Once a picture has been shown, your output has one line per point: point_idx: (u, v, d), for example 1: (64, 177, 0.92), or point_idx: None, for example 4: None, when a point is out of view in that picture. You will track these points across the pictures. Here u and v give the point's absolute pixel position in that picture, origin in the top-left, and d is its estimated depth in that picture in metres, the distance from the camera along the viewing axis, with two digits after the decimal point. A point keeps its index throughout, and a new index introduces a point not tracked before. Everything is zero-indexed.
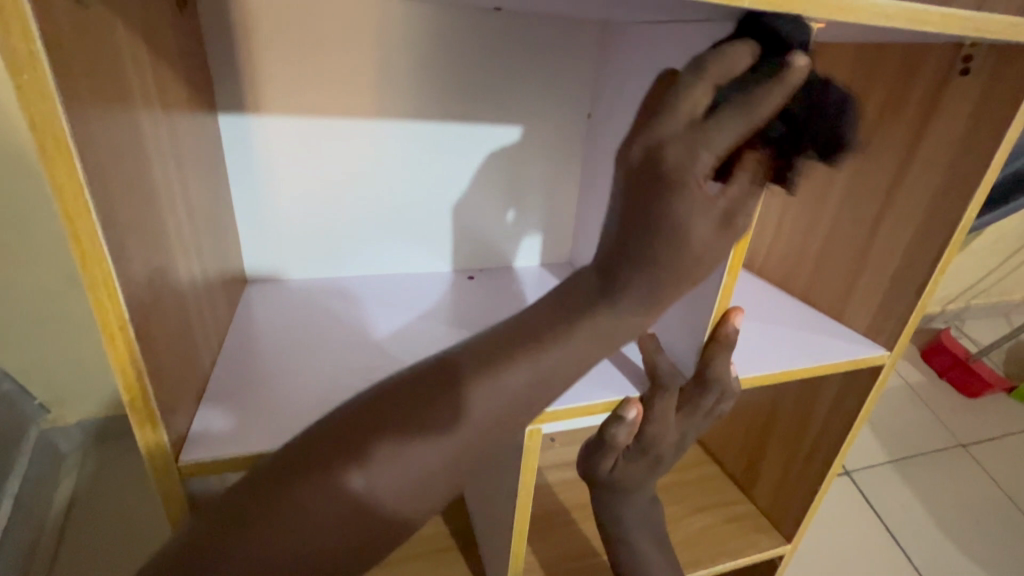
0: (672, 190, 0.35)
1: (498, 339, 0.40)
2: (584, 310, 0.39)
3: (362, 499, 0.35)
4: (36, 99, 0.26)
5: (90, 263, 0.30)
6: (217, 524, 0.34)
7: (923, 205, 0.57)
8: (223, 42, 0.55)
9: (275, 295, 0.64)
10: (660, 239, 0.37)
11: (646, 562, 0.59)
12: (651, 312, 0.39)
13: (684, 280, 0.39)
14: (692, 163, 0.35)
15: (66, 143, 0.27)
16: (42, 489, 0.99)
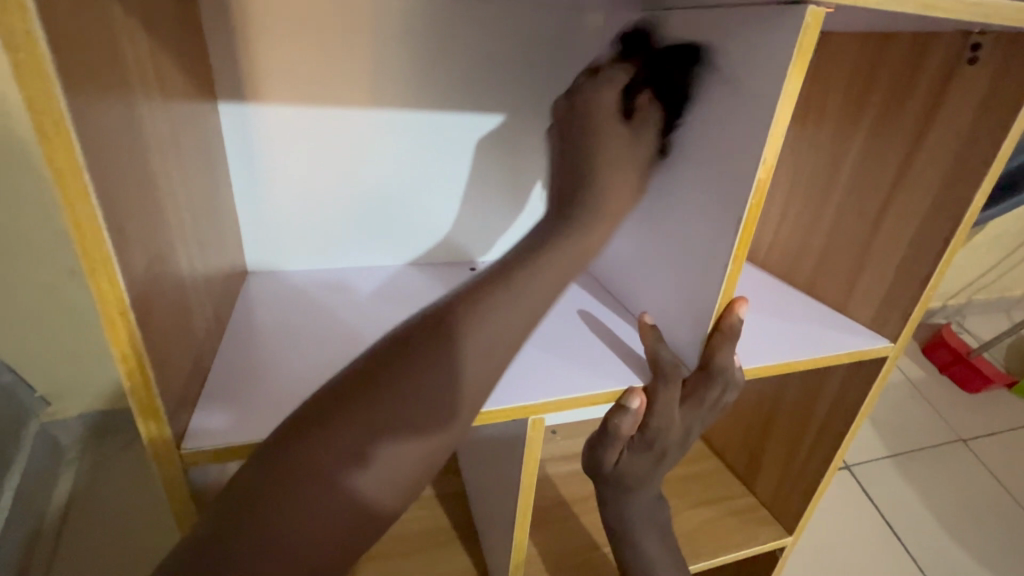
0: (582, 123, 0.49)
1: (475, 295, 0.42)
2: (549, 228, 0.46)
3: (363, 464, 0.36)
4: (34, 80, 0.25)
5: (90, 249, 0.30)
6: (225, 505, 0.33)
7: (928, 196, 0.56)
8: (223, 30, 0.54)
9: (276, 287, 0.64)
10: (581, 150, 0.48)
11: (648, 554, 0.59)
12: (599, 217, 0.46)
13: (615, 188, 0.48)
14: (594, 106, 0.49)
15: (66, 127, 0.27)
16: (42, 482, 0.99)
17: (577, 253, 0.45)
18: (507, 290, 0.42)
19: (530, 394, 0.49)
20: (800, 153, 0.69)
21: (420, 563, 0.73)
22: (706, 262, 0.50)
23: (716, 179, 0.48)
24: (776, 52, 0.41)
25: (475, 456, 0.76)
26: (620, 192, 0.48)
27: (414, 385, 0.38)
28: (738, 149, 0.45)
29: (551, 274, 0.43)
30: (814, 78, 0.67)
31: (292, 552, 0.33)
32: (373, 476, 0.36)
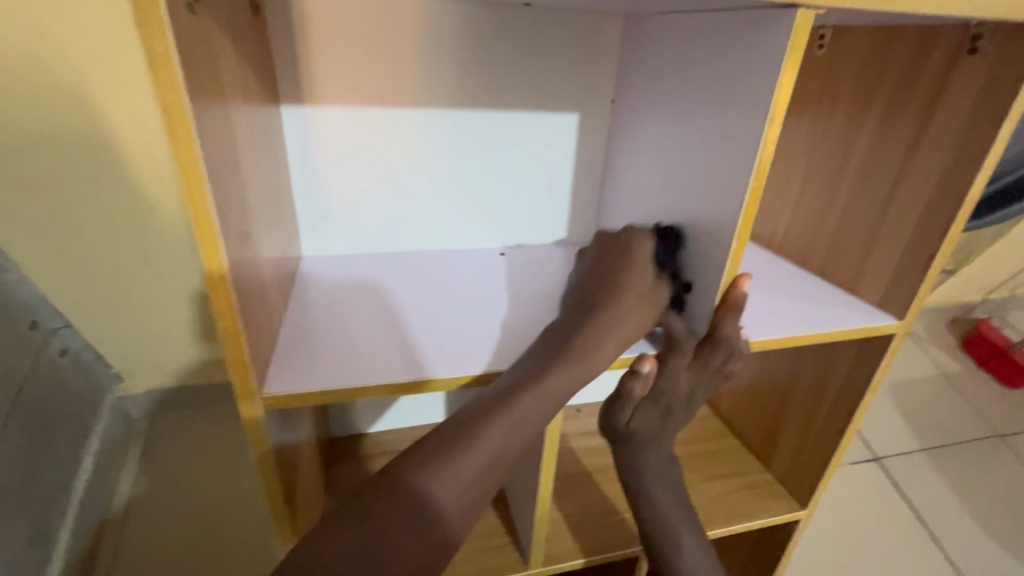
0: (619, 248, 0.59)
1: (527, 365, 0.53)
2: (538, 359, 0.53)
3: (448, 498, 0.46)
4: (168, 88, 0.33)
5: (202, 221, 0.38)
6: (351, 518, 0.44)
7: (932, 180, 0.60)
8: (286, 43, 0.62)
9: (328, 270, 0.72)
10: (604, 268, 0.58)
11: (664, 511, 0.65)
12: (607, 343, 0.54)
13: (629, 319, 0.55)
14: (629, 240, 0.60)
15: (189, 123, 0.35)
16: (119, 448, 1.11)
17: (570, 380, 0.52)
18: (535, 392, 0.50)
19: None
20: (813, 141, 0.73)
21: None
22: (712, 240, 0.56)
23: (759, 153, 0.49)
24: (773, 49, 0.46)
25: None
26: (631, 313, 0.55)
27: (467, 442, 0.48)
28: (741, 138, 0.51)
29: (552, 385, 0.51)
30: (827, 72, 0.70)
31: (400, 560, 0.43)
32: (453, 504, 0.46)
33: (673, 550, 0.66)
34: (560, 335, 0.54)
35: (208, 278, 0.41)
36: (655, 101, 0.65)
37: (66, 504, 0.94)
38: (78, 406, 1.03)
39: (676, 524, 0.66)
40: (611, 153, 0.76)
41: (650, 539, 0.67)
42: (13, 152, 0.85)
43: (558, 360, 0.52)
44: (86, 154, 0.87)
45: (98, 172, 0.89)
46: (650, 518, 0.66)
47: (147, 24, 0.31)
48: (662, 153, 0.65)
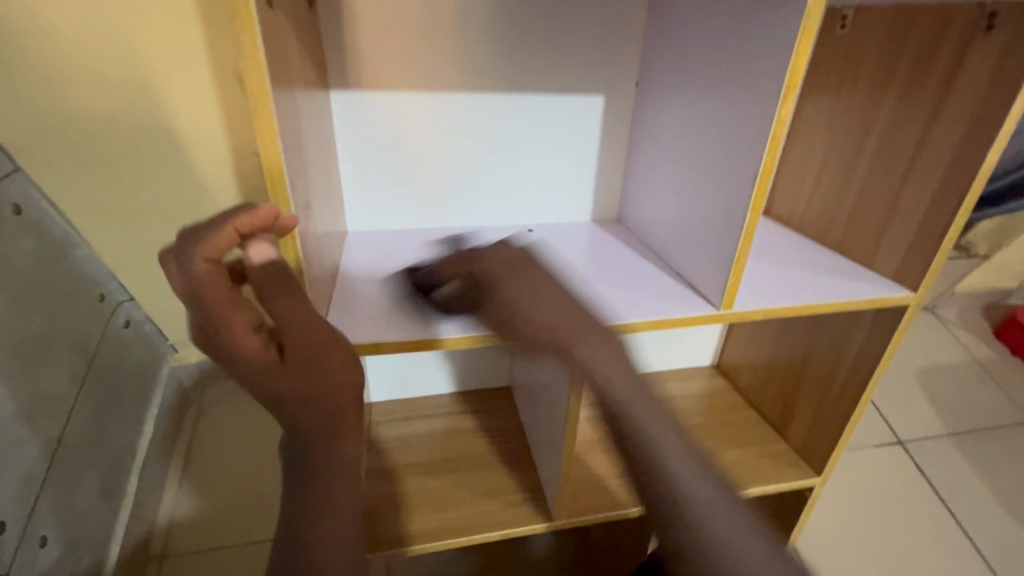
0: (192, 272, 0.42)
1: (294, 368, 0.46)
2: (282, 380, 0.46)
3: (328, 450, 0.50)
4: (255, 75, 0.40)
5: (277, 186, 0.46)
6: (286, 520, 0.50)
7: (948, 155, 0.62)
8: (336, 34, 0.68)
9: (371, 242, 0.79)
10: (217, 307, 0.43)
11: (667, 463, 0.57)
12: (291, 351, 0.45)
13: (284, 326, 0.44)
14: (222, 247, 0.43)
15: (269, 105, 0.42)
16: (175, 413, 1.20)
17: (327, 386, 0.47)
18: (315, 390, 0.47)
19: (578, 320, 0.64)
20: (833, 120, 0.75)
21: (487, 478, 0.85)
22: (731, 211, 0.60)
23: (778, 123, 0.53)
24: (788, 31, 0.50)
25: (531, 394, 0.88)
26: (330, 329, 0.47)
27: (302, 425, 0.48)
28: (758, 112, 0.55)
29: (331, 377, 0.47)
30: (848, 52, 0.72)
31: (331, 521, 0.50)
32: (335, 450, 0.50)
33: (691, 519, 0.55)
34: (294, 363, 0.46)
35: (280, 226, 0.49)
36: (678, 81, 0.69)
37: (130, 461, 1.03)
38: (137, 373, 1.10)
39: (685, 481, 0.57)
40: (635, 134, 0.80)
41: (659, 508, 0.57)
42: (76, 134, 0.88)
43: (313, 379, 0.46)
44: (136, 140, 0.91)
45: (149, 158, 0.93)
46: (659, 479, 0.57)
47: (239, 15, 0.38)
48: (684, 134, 0.69)
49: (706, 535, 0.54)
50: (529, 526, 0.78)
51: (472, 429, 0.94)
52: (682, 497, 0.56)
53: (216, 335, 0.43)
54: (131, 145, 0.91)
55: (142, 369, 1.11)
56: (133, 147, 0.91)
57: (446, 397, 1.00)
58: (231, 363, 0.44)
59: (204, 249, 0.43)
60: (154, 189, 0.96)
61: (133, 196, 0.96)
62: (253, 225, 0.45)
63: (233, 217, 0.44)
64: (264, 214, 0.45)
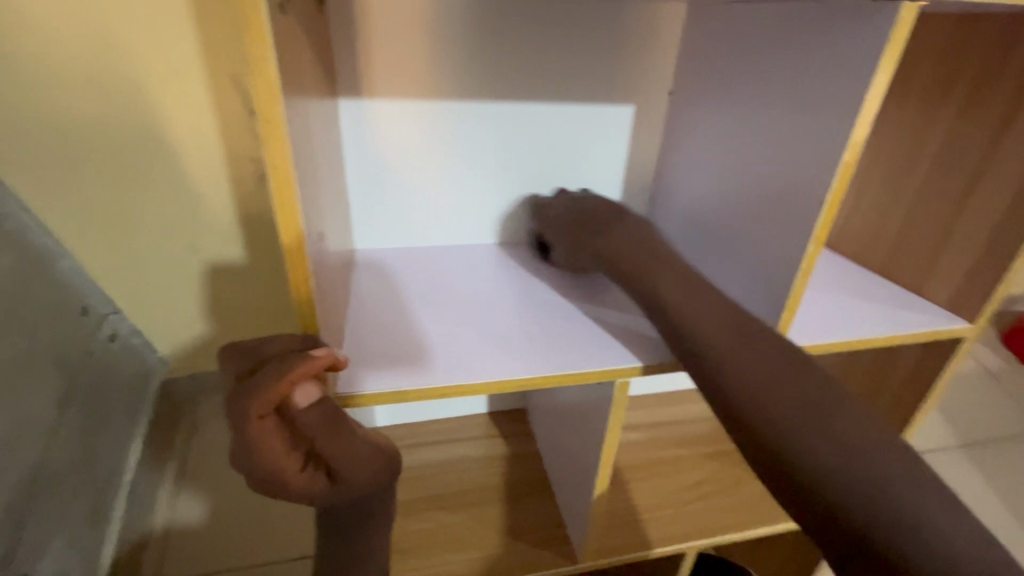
0: (246, 430, 0.38)
1: (310, 490, 0.42)
2: (304, 496, 0.43)
3: (368, 537, 0.50)
4: (267, 96, 0.34)
5: (288, 226, 0.39)
6: None
7: (1016, 177, 0.58)
8: (346, 35, 0.61)
9: (382, 263, 0.72)
10: (273, 460, 0.39)
11: (771, 392, 0.46)
12: (307, 475, 0.42)
13: (291, 461, 0.40)
14: (274, 401, 0.39)
15: (281, 130, 0.36)
16: (164, 435, 0.99)
17: (358, 489, 0.45)
18: (344, 496, 0.45)
19: (619, 359, 0.57)
20: (878, 136, 0.71)
21: (503, 514, 0.80)
22: (786, 242, 0.54)
23: (850, 147, 0.46)
24: (865, 44, 0.44)
25: (550, 421, 0.83)
26: (357, 455, 0.44)
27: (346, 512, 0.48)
28: (822, 136, 0.49)
29: (360, 484, 0.45)
30: (900, 64, 0.67)
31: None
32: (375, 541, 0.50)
33: (829, 459, 0.42)
34: (313, 484, 0.42)
35: (289, 268, 0.41)
36: (717, 91, 0.64)
37: (117, 483, 0.85)
38: (122, 392, 0.89)
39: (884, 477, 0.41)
40: (666, 148, 0.74)
41: (782, 453, 0.44)
42: (48, 126, 0.74)
43: (334, 495, 0.44)
44: (120, 133, 0.76)
45: (136, 152, 0.78)
46: (766, 418, 0.46)
47: (248, 25, 0.32)
48: (723, 148, 0.64)
49: (824, 467, 0.42)
50: (553, 569, 0.72)
51: (485, 458, 0.88)
52: (803, 435, 0.44)
53: (268, 481, 0.40)
54: (112, 137, 0.76)
55: (125, 386, 0.90)
56: (115, 139, 0.76)
57: (456, 422, 0.94)
58: (282, 495, 0.42)
59: (256, 405, 0.38)
60: (142, 187, 0.81)
61: (118, 194, 0.81)
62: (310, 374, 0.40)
63: (289, 367, 0.39)
64: (322, 365, 0.40)
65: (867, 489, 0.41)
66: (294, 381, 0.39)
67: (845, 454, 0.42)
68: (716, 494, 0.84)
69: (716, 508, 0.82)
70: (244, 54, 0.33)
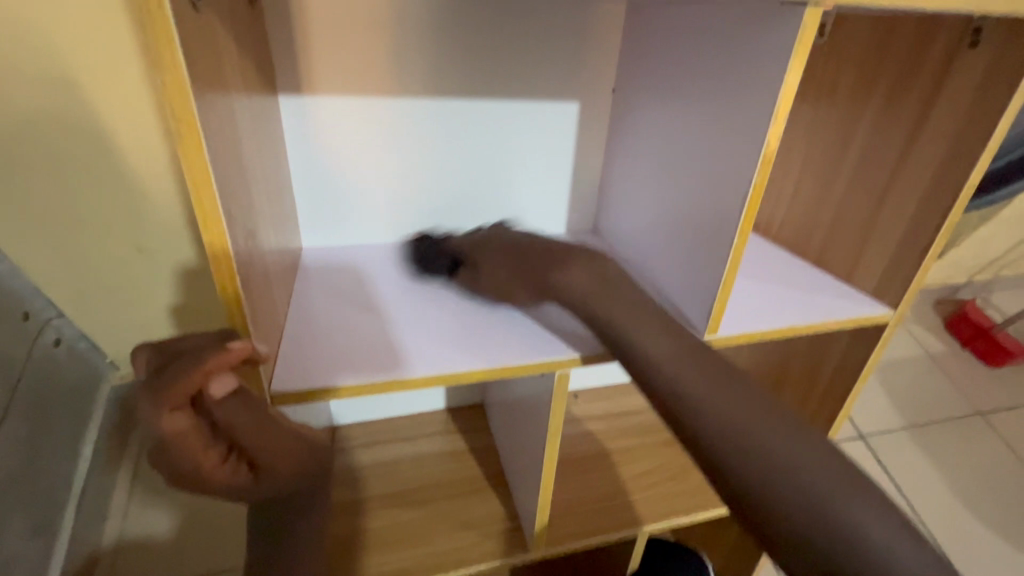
0: (162, 423, 0.37)
1: (237, 483, 0.42)
2: (230, 489, 0.42)
3: (304, 523, 0.50)
4: (177, 94, 0.34)
5: (210, 225, 0.39)
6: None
7: (929, 171, 0.61)
8: (284, 31, 0.61)
9: (328, 262, 0.72)
10: (192, 454, 0.38)
11: (712, 406, 0.46)
12: (231, 467, 0.41)
13: (213, 453, 0.40)
14: (192, 392, 0.38)
15: (197, 127, 0.35)
16: (117, 440, 0.90)
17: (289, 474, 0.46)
18: (275, 485, 0.45)
19: (558, 350, 0.59)
20: (811, 132, 0.74)
21: (459, 507, 0.81)
22: (716, 235, 0.57)
23: (767, 145, 0.50)
24: (780, 46, 0.47)
25: (504, 415, 0.84)
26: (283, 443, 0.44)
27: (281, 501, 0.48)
28: (745, 132, 0.52)
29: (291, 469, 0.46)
30: (828, 60, 0.70)
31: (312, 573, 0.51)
32: (311, 525, 0.51)
33: (753, 470, 0.43)
34: (242, 476, 0.42)
35: (213, 263, 0.40)
36: (653, 89, 0.66)
37: (63, 493, 0.79)
38: (71, 403, 0.82)
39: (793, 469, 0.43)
40: (611, 145, 0.76)
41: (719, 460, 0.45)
42: None
43: (263, 484, 0.44)
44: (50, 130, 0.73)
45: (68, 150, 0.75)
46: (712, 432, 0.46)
47: (154, 22, 0.32)
48: (660, 145, 0.66)
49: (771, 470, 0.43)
50: (508, 558, 0.74)
51: (442, 452, 0.89)
52: (718, 425, 0.46)
53: (189, 475, 0.40)
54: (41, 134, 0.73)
55: (67, 391, 0.82)
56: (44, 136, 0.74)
57: (413, 419, 0.94)
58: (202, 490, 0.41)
59: (171, 398, 0.37)
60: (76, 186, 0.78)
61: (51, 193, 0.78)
62: (229, 363, 0.40)
63: (205, 357, 0.39)
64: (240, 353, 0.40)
65: (796, 480, 0.42)
66: (212, 372, 0.39)
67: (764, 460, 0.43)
68: (666, 483, 0.86)
69: (666, 497, 0.84)
70: (153, 52, 0.33)
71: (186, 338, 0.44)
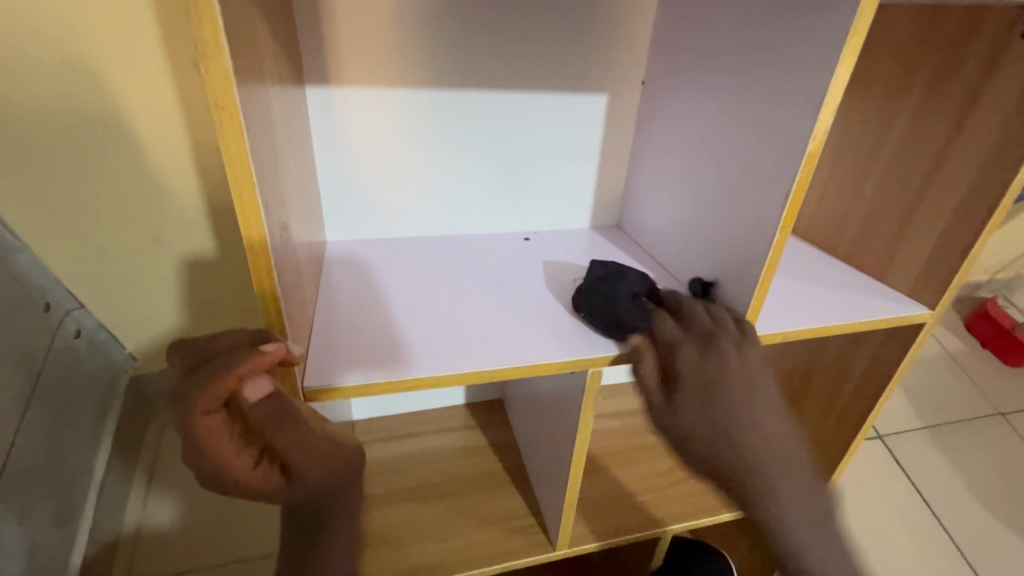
0: (192, 424, 0.37)
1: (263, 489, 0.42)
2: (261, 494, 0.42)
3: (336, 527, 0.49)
4: (219, 84, 0.33)
5: (248, 218, 0.38)
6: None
7: (974, 167, 0.60)
8: (312, 21, 0.60)
9: (351, 255, 0.71)
10: (224, 457, 0.39)
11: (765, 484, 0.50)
12: (258, 474, 0.41)
13: (241, 459, 0.40)
14: (223, 395, 0.38)
15: (238, 118, 0.35)
16: (136, 429, 0.90)
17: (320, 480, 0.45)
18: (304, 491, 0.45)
19: (591, 347, 0.57)
20: (846, 125, 0.72)
21: (480, 502, 0.81)
22: (754, 232, 0.55)
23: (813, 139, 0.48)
24: (830, 36, 0.45)
25: (526, 412, 0.83)
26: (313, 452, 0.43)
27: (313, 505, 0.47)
28: (788, 126, 0.50)
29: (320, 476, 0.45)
30: (867, 52, 0.69)
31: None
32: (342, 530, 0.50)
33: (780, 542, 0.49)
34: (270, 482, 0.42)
35: (251, 257, 0.40)
36: (686, 81, 0.64)
37: (85, 480, 0.79)
38: (92, 392, 0.83)
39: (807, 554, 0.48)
40: (640, 138, 0.75)
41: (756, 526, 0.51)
42: None
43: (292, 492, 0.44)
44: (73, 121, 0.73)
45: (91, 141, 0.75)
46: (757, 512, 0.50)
47: (196, 9, 0.31)
48: (692, 139, 0.64)
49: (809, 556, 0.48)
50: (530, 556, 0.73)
51: (461, 448, 0.89)
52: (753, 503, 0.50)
53: (217, 478, 0.39)
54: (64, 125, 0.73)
55: (88, 381, 0.83)
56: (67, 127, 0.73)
57: (434, 414, 0.94)
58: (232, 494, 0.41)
59: (203, 402, 0.37)
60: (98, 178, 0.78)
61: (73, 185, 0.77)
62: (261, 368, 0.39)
63: (237, 360, 0.38)
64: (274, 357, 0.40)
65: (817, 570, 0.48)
66: (244, 375, 0.39)
67: (782, 526, 0.49)
68: (688, 482, 0.85)
69: (688, 496, 0.83)
70: (194, 41, 0.32)
71: (219, 334, 0.44)
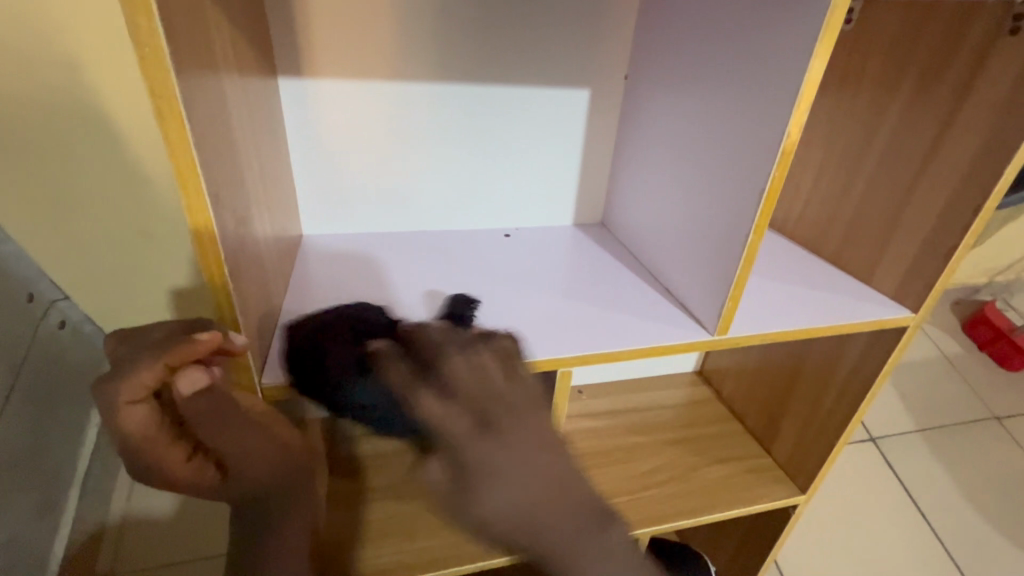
0: (118, 411, 0.38)
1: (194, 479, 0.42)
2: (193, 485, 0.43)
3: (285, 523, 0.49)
4: (158, 72, 0.32)
5: (194, 211, 0.37)
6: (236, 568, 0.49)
7: (960, 167, 0.58)
8: (284, 11, 0.59)
9: (327, 250, 0.70)
10: (148, 444, 0.40)
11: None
12: (187, 464, 0.42)
13: (170, 447, 0.41)
14: (149, 383, 0.38)
15: (179, 109, 0.34)
16: None
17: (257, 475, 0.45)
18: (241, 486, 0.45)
19: (563, 347, 0.57)
20: (831, 124, 0.71)
21: None
22: (730, 231, 0.55)
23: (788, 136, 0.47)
24: (807, 30, 0.44)
25: None
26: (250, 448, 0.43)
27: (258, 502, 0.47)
28: (764, 124, 0.49)
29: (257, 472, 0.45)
30: (854, 48, 0.67)
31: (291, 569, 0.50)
32: (292, 526, 0.50)
33: None
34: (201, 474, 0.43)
35: (201, 251, 0.39)
36: (667, 76, 0.63)
37: (70, 472, 0.76)
38: (75, 391, 0.79)
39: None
40: (622, 135, 0.73)
41: None
42: None
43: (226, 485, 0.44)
44: None
45: None
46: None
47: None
48: (673, 136, 0.63)
49: None
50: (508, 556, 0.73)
51: None
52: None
53: (146, 464, 0.40)
54: None
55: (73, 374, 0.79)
56: None
57: None
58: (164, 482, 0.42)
59: (126, 393, 0.38)
60: None
61: None
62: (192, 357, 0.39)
63: (163, 350, 0.38)
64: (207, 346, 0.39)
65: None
66: (172, 366, 0.39)
67: None
68: (670, 482, 0.84)
69: (669, 497, 0.82)
70: (131, 27, 0.31)
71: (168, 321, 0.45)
